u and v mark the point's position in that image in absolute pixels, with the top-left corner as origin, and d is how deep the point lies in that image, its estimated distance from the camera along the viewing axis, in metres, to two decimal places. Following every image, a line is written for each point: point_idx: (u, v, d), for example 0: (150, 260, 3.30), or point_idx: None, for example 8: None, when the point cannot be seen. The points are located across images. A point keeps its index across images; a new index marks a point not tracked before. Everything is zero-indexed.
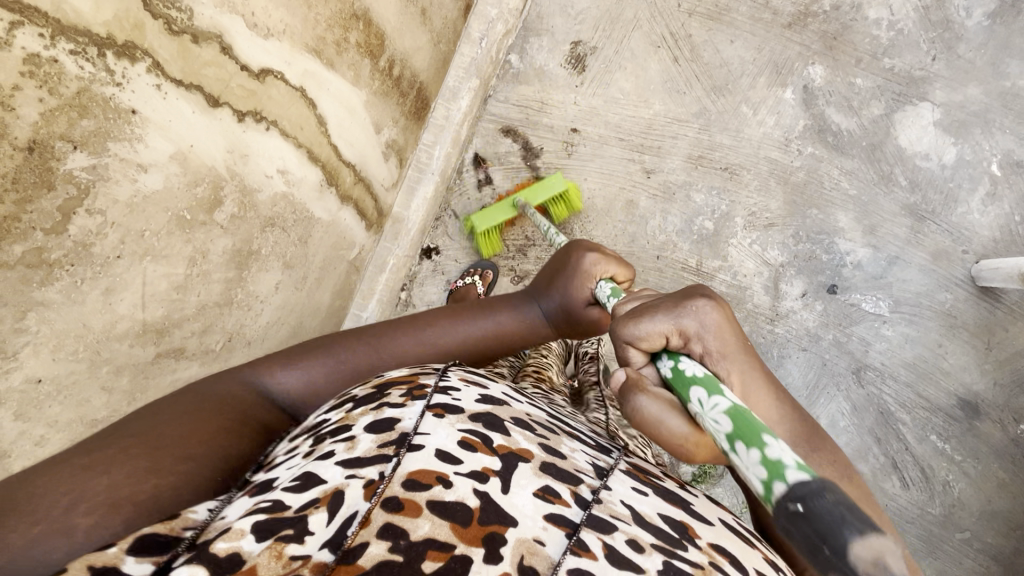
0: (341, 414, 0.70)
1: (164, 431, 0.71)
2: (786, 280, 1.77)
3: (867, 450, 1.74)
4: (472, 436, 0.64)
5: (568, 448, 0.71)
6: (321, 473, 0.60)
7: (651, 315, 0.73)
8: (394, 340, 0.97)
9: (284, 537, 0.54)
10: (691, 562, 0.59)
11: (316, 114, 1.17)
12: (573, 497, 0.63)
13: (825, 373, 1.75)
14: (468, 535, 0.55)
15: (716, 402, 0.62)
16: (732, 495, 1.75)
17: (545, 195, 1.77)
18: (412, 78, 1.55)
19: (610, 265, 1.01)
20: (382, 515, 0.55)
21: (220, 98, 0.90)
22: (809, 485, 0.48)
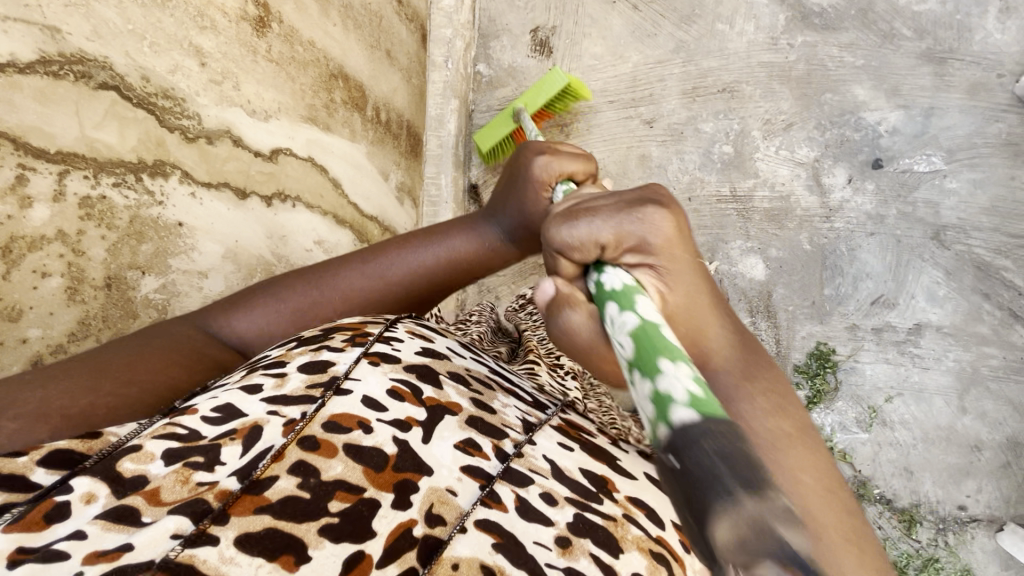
0: (281, 352, 0.73)
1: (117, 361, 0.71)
2: (827, 173, 1.70)
3: (978, 309, 1.63)
4: (400, 387, 0.68)
5: (500, 404, 0.76)
6: (242, 407, 0.63)
7: (588, 220, 0.63)
8: (339, 278, 0.90)
9: (192, 464, 0.57)
10: (604, 517, 0.67)
11: (330, 178, 1.20)
12: (495, 451, 0.69)
13: (904, 249, 1.67)
14: (380, 480, 0.60)
15: (624, 322, 0.54)
16: (853, 404, 1.69)
17: (546, 93, 1.70)
18: (399, 118, 1.59)
19: (565, 163, 0.85)
20: (295, 452, 0.59)
21: (246, 188, 0.94)
22: (693, 426, 0.41)
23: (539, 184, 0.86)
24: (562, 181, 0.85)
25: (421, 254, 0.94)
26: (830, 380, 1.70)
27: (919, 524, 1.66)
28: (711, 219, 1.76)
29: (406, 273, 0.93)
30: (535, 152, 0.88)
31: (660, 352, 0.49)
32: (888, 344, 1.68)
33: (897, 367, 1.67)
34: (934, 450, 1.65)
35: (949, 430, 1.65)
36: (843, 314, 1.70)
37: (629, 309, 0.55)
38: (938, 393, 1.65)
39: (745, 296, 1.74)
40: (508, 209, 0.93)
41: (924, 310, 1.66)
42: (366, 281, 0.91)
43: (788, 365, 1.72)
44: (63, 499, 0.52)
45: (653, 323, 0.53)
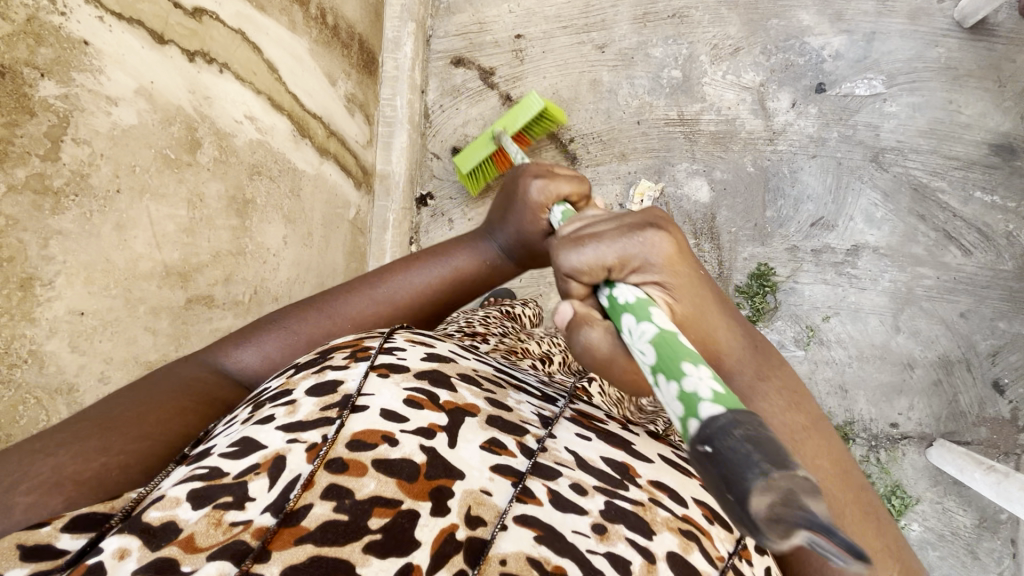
0: (282, 381, 0.66)
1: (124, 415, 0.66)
2: (772, 97, 1.73)
3: (914, 231, 1.66)
4: (417, 395, 0.61)
5: (514, 401, 0.70)
6: (258, 438, 0.55)
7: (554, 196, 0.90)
8: (346, 306, 0.93)
9: (222, 504, 0.50)
10: (633, 500, 0.60)
11: (264, 59, 1.23)
12: (519, 448, 0.62)
13: (844, 172, 1.70)
14: (415, 490, 0.53)
15: (643, 330, 0.57)
16: (792, 324, 1.72)
17: (524, 117, 1.71)
18: (349, 29, 1.62)
19: (559, 185, 0.88)
20: (325, 477, 0.52)
21: (164, 34, 0.96)
22: (720, 417, 0.44)
23: (534, 208, 0.91)
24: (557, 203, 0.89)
25: (427, 272, 1.00)
26: (770, 300, 1.74)
27: (852, 441, 1.69)
28: (659, 142, 1.79)
29: (415, 293, 0.98)
30: (531, 174, 0.91)
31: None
32: (827, 266, 1.71)
33: (834, 288, 1.71)
34: (869, 369, 1.69)
35: (883, 349, 1.68)
36: (784, 236, 1.73)
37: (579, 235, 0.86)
38: (874, 313, 1.69)
39: (689, 218, 1.78)
40: (509, 227, 0.98)
41: (862, 232, 1.69)
42: (373, 306, 0.94)
43: (730, 286, 1.75)
44: (96, 560, 0.45)
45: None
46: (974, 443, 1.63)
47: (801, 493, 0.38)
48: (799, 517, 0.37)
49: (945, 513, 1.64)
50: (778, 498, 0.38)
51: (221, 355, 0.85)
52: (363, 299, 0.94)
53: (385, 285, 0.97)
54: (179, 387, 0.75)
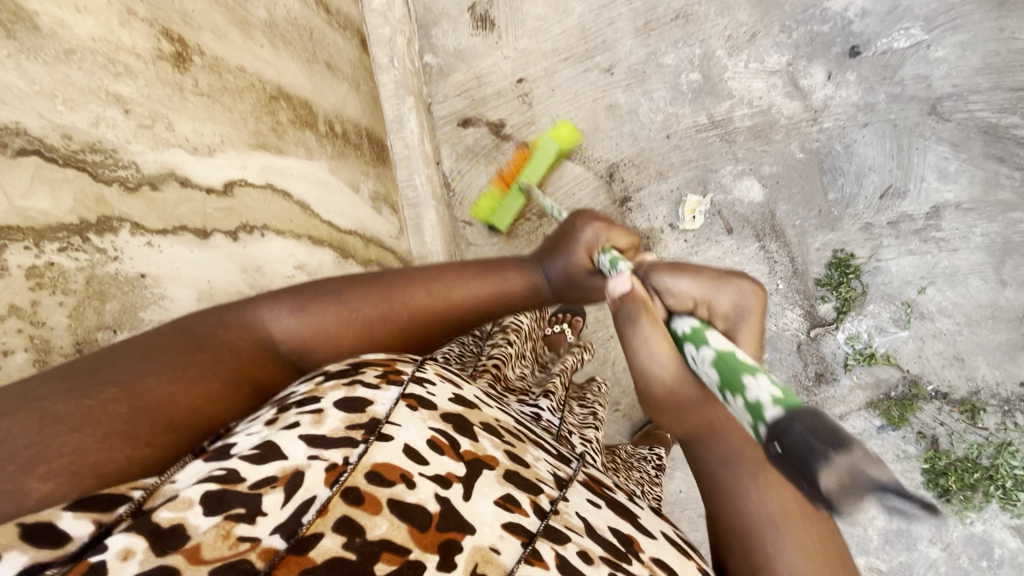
0: (308, 387, 0.59)
1: (156, 389, 0.55)
2: (804, 74, 1.62)
3: (995, 176, 1.53)
4: (440, 438, 0.57)
5: (531, 457, 0.65)
6: (282, 445, 0.50)
7: (692, 277, 0.72)
8: (394, 289, 0.79)
9: (234, 515, 0.45)
10: (636, 575, 0.55)
11: (294, 201, 1.18)
12: (532, 507, 0.56)
13: (902, 133, 1.58)
14: (424, 541, 0.48)
15: (704, 355, 0.62)
16: (886, 304, 1.62)
17: (543, 161, 1.70)
18: (356, 128, 1.56)
19: (614, 235, 0.90)
20: (340, 507, 0.47)
21: (206, 227, 0.91)
22: (781, 419, 0.48)
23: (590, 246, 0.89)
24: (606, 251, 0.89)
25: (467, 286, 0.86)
26: (855, 286, 1.63)
27: (982, 411, 1.58)
28: (695, 151, 1.70)
29: (464, 301, 0.85)
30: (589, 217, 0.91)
31: (737, 371, 0.56)
32: (908, 235, 1.59)
33: (923, 257, 1.59)
34: (982, 331, 1.57)
35: (992, 307, 1.56)
36: (854, 216, 1.62)
37: (704, 344, 0.63)
38: (972, 273, 1.57)
39: (747, 222, 1.68)
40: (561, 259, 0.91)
41: (938, 190, 1.57)
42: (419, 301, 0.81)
43: (809, 281, 1.66)
44: (100, 558, 0.40)
45: (728, 350, 0.60)
46: None
47: (862, 464, 0.42)
48: (866, 485, 0.41)
49: None
50: (842, 480, 0.42)
51: (252, 317, 0.69)
52: (411, 291, 0.80)
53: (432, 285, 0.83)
54: (211, 349, 0.62)
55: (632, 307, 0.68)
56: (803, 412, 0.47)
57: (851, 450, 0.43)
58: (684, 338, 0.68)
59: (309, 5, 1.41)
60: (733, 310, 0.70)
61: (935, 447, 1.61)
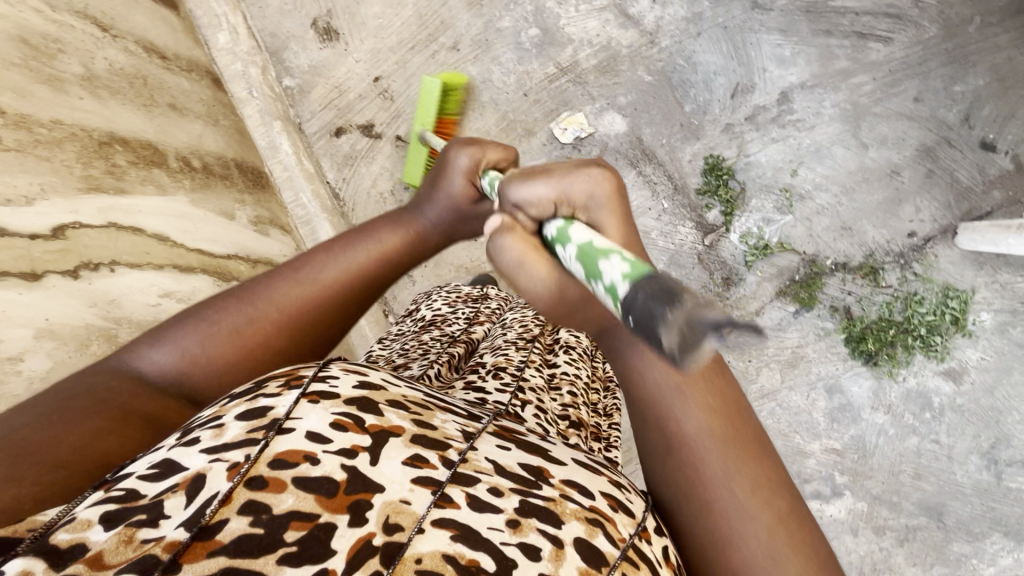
0: (214, 410, 0.52)
1: (39, 434, 0.50)
2: (630, 2, 1.68)
3: (828, 49, 1.60)
4: (346, 418, 0.50)
5: (439, 418, 0.57)
6: (182, 460, 0.46)
7: (545, 178, 0.61)
8: (269, 285, 0.68)
9: (135, 521, 0.42)
10: (546, 498, 0.52)
11: (151, 235, 1.22)
12: (441, 458, 0.52)
13: (734, 33, 1.64)
14: (334, 502, 0.46)
15: (566, 252, 0.54)
16: (766, 195, 1.66)
17: (433, 103, 1.54)
18: (220, 159, 1.60)
19: (487, 151, 0.78)
20: (245, 492, 0.44)
21: (38, 270, 0.95)
22: (634, 294, 0.42)
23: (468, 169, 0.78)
24: (486, 173, 0.79)
25: (357, 252, 0.73)
26: (734, 186, 1.68)
27: (882, 271, 1.63)
28: (554, 100, 1.75)
29: (346, 271, 0.72)
30: (461, 145, 0.79)
31: (601, 252, 0.49)
32: (767, 124, 1.65)
33: (786, 141, 1.64)
34: (860, 196, 1.62)
35: (862, 171, 1.61)
36: (713, 120, 1.67)
37: (567, 244, 0.55)
38: (835, 144, 1.62)
39: (619, 153, 1.73)
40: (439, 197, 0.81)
41: (781, 76, 1.63)
42: (303, 288, 0.69)
43: (689, 194, 1.71)
44: None
45: (588, 240, 0.52)
46: (994, 211, 1.56)
47: (697, 313, 0.37)
48: (702, 334, 0.36)
49: (1004, 288, 1.58)
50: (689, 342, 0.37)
51: (128, 357, 0.64)
52: (283, 279, 0.69)
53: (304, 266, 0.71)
54: (86, 395, 0.57)
55: (505, 253, 0.55)
56: (649, 282, 0.42)
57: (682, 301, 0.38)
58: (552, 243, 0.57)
59: (136, 54, 1.45)
60: (591, 199, 0.60)
61: (849, 316, 1.66)
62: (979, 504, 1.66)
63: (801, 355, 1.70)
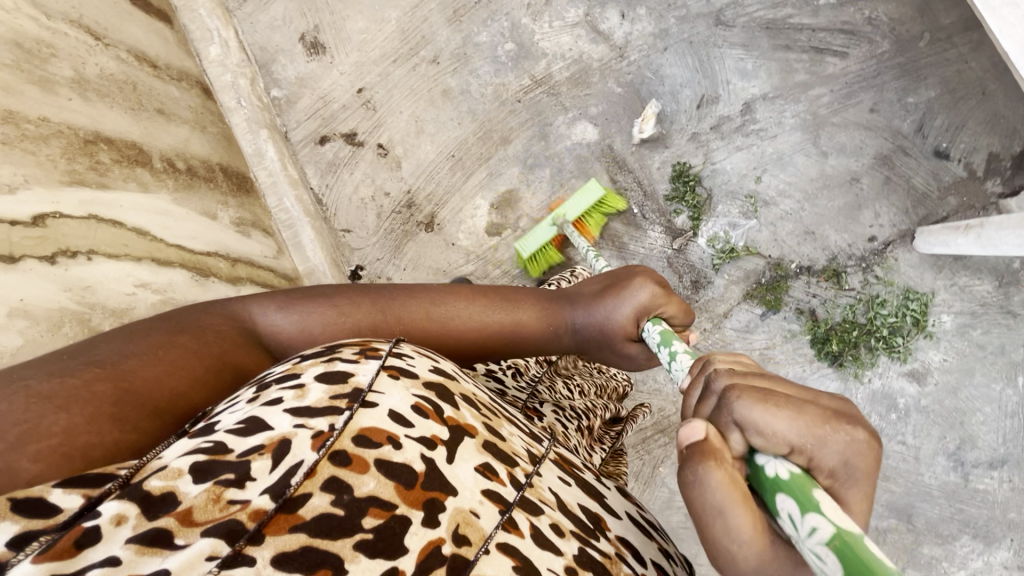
0: (288, 366, 0.71)
1: (143, 372, 0.68)
2: (601, 19, 1.77)
3: (788, 63, 1.68)
4: (424, 403, 0.68)
5: (508, 432, 0.78)
6: (268, 419, 0.61)
7: (788, 415, 0.60)
8: (401, 309, 0.96)
9: (223, 481, 0.56)
10: (602, 552, 0.73)
11: (130, 229, 1.27)
12: (507, 476, 0.70)
13: (699, 48, 1.73)
14: (411, 497, 0.61)
15: (814, 528, 0.54)
16: (732, 201, 1.73)
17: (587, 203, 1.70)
18: (206, 163, 1.67)
19: (668, 301, 1.03)
20: (327, 469, 0.59)
21: (14, 253, 0.99)
22: None
23: (640, 307, 1.02)
24: (653, 318, 1.02)
25: (493, 313, 1.02)
26: (701, 192, 1.74)
27: (845, 273, 1.68)
28: (529, 111, 1.83)
29: (468, 327, 1.00)
30: (643, 279, 1.04)
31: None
32: (732, 134, 1.72)
33: (751, 150, 1.71)
34: (821, 202, 1.68)
35: (822, 178, 1.68)
36: (680, 129, 1.75)
37: (814, 511, 0.55)
38: (796, 152, 1.69)
39: (591, 160, 1.80)
40: (593, 312, 1.06)
41: (744, 89, 1.71)
42: (421, 316, 0.97)
43: (658, 199, 1.77)
44: (94, 522, 0.49)
45: (848, 531, 0.52)
46: (950, 215, 1.62)
47: None
48: None
49: (961, 290, 1.63)
50: None
51: (260, 311, 0.88)
52: (410, 303, 0.97)
53: (450, 309, 0.99)
54: (195, 335, 0.77)
55: (696, 468, 0.61)
56: None
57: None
58: (776, 483, 0.60)
59: (127, 62, 1.53)
60: (841, 463, 0.59)
61: (814, 318, 1.70)
62: (947, 505, 1.67)
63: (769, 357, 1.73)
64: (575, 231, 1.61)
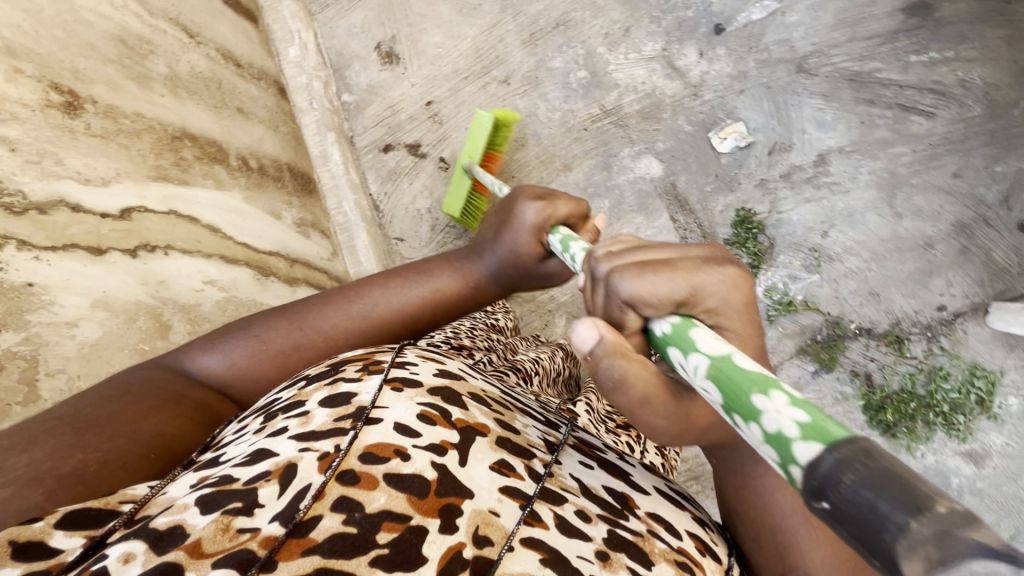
0: (292, 393, 0.72)
1: (99, 415, 0.74)
2: (679, 55, 1.75)
3: (869, 118, 1.63)
4: (430, 410, 0.66)
5: (522, 426, 0.76)
6: (272, 446, 0.60)
7: (667, 275, 0.59)
8: (324, 318, 1.00)
9: (230, 510, 0.53)
10: (632, 530, 0.66)
11: (204, 225, 1.31)
12: (526, 470, 0.67)
13: (777, 94, 1.69)
14: (425, 505, 0.58)
15: (695, 365, 0.53)
16: (794, 253, 1.68)
17: (482, 135, 1.66)
18: (275, 162, 1.71)
19: (555, 207, 1.02)
20: (337, 488, 0.56)
21: (101, 246, 1.03)
22: (822, 460, 0.39)
23: (534, 228, 1.03)
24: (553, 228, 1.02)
25: (411, 290, 1.08)
26: (763, 240, 1.70)
27: (907, 341, 1.61)
28: (595, 140, 1.81)
29: (400, 313, 1.06)
30: (529, 201, 1.04)
31: (750, 393, 0.46)
32: (802, 184, 1.67)
33: (820, 202, 1.66)
34: (890, 264, 1.62)
35: (894, 239, 1.62)
36: (748, 174, 1.71)
37: (692, 349, 0.55)
38: (868, 210, 1.63)
39: (652, 196, 1.77)
40: (499, 251, 1.10)
41: (820, 139, 1.66)
42: (349, 321, 1.01)
43: (718, 242, 1.73)
44: (100, 565, 0.48)
45: (721, 355, 0.51)
46: None
47: (954, 527, 0.32)
48: (960, 553, 0.32)
49: None
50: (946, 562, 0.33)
51: (189, 360, 0.94)
52: (335, 312, 1.01)
53: (376, 303, 1.04)
54: (144, 384, 0.84)
55: (613, 371, 0.58)
56: (840, 443, 0.39)
57: (929, 514, 0.33)
58: (665, 341, 0.59)
59: (215, 61, 1.58)
60: (721, 301, 0.60)
61: (869, 383, 1.63)
62: None
63: None
64: (478, 172, 1.61)
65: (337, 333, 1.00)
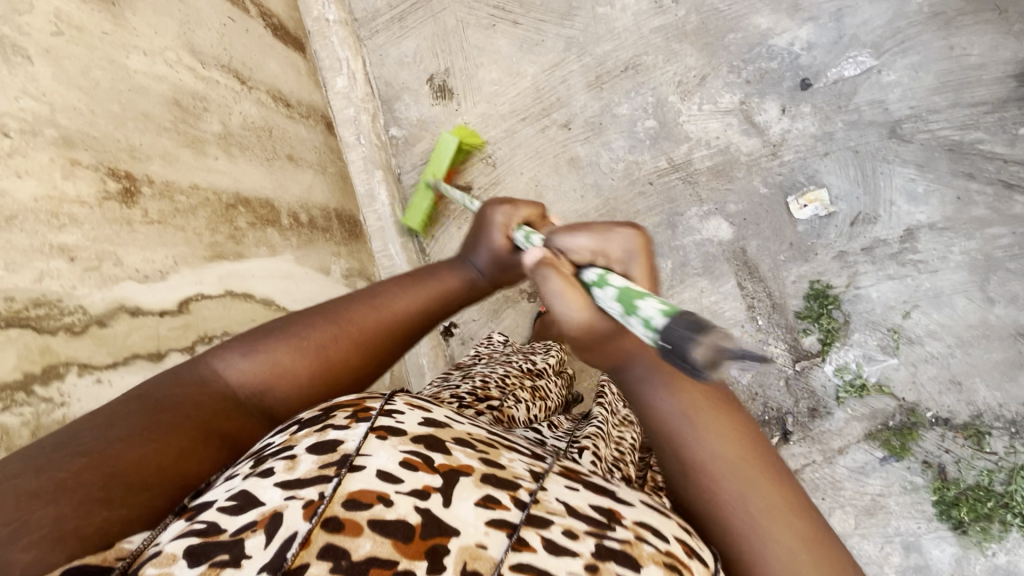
0: (285, 435, 0.55)
1: (123, 450, 0.55)
2: (758, 110, 1.63)
3: (966, 192, 1.50)
4: (413, 456, 0.51)
5: (505, 458, 0.57)
6: (258, 493, 0.48)
7: (586, 233, 0.69)
8: (350, 314, 0.76)
9: (218, 563, 0.43)
10: (621, 540, 0.52)
11: (257, 301, 1.24)
12: (512, 501, 0.51)
13: (865, 159, 1.56)
14: (412, 549, 0.45)
15: (609, 301, 0.59)
16: (871, 332, 1.57)
17: (446, 156, 1.72)
18: (324, 211, 1.62)
19: (519, 210, 0.92)
20: (322, 537, 0.44)
21: (161, 349, 0.97)
22: (675, 330, 0.48)
23: (502, 225, 0.90)
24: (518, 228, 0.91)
25: (413, 295, 0.83)
26: (837, 316, 1.59)
27: (988, 435, 1.51)
28: (660, 196, 1.70)
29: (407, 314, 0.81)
30: (495, 204, 0.94)
31: (644, 299, 0.55)
32: (885, 260, 1.56)
33: (904, 280, 1.55)
34: (976, 352, 1.51)
35: (982, 326, 1.50)
36: (827, 245, 1.59)
37: (606, 287, 0.61)
38: (957, 293, 1.52)
39: (720, 260, 1.67)
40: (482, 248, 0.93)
41: (910, 213, 1.54)
42: (373, 317, 0.78)
43: (788, 315, 1.63)
44: None
45: (623, 285, 0.59)
46: None
47: (721, 336, 0.45)
48: (729, 352, 0.44)
49: None
50: (716, 350, 0.44)
51: (215, 363, 0.69)
52: (363, 309, 0.78)
53: (377, 306, 0.79)
54: (173, 408, 0.62)
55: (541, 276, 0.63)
56: (679, 315, 0.49)
57: (709, 333, 0.45)
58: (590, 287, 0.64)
59: (267, 105, 1.48)
60: (626, 254, 0.68)
61: (943, 476, 1.54)
62: None
63: (882, 504, 1.57)
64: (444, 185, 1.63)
65: (362, 336, 0.76)
